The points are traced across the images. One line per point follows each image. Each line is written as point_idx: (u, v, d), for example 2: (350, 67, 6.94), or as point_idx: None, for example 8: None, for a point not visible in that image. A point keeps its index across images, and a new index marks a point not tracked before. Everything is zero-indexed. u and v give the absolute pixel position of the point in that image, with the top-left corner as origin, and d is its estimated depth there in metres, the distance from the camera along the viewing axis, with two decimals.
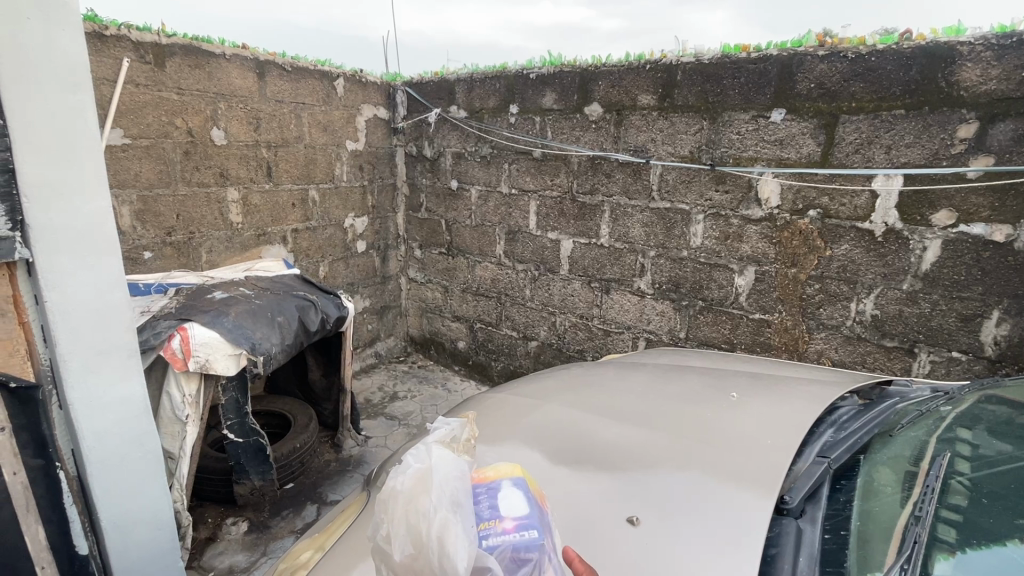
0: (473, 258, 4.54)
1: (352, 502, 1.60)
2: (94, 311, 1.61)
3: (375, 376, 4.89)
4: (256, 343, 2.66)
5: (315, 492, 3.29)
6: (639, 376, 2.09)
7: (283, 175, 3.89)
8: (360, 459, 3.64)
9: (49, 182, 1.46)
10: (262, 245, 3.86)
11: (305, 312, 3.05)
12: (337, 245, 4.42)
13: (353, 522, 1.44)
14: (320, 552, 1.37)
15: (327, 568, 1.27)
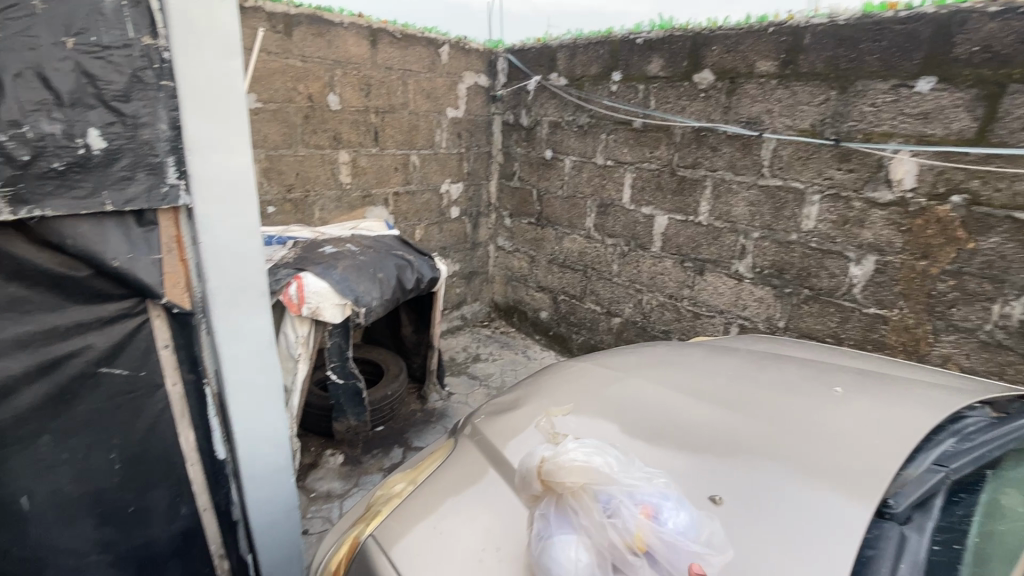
0: (562, 230, 4.52)
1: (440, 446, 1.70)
2: (239, 257, 1.60)
3: (460, 337, 5.12)
4: (359, 296, 2.90)
5: (401, 436, 3.57)
6: (730, 361, 1.99)
7: (388, 139, 4.10)
8: (442, 412, 3.88)
9: (205, 138, 1.44)
10: (366, 205, 4.13)
11: (402, 271, 3.25)
12: (432, 209, 4.61)
13: (444, 462, 1.51)
14: (413, 485, 1.45)
15: (419, 498, 1.34)
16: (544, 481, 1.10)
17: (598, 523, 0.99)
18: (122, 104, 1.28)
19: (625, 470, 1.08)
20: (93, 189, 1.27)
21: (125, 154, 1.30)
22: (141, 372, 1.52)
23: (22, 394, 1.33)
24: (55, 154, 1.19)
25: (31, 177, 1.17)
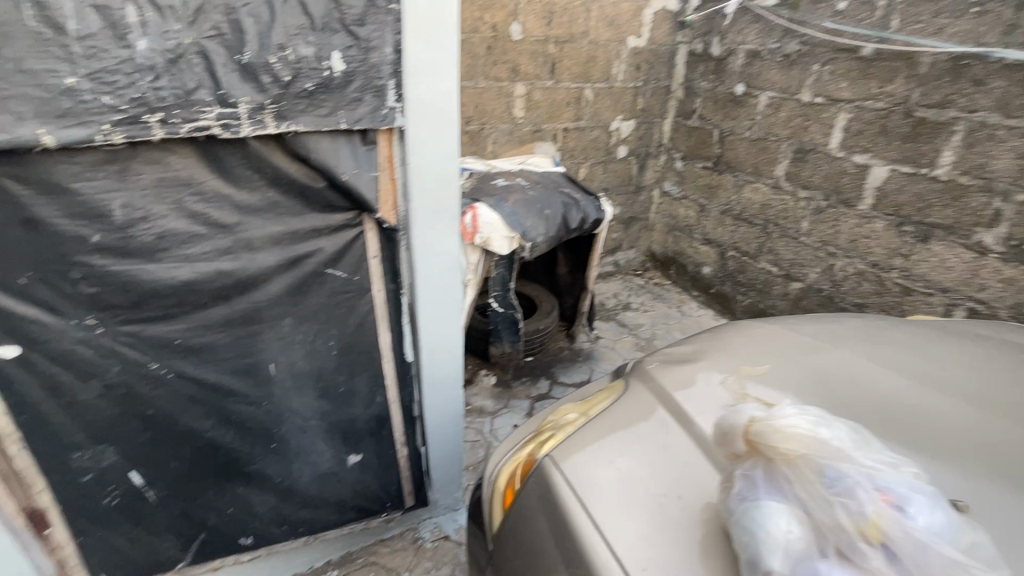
0: (743, 177, 4.04)
1: (609, 386, 1.61)
2: (438, 179, 1.69)
3: (612, 283, 5.03)
4: (526, 231, 2.97)
5: (549, 370, 3.71)
6: (978, 352, 1.59)
7: (564, 72, 3.98)
8: (590, 354, 3.92)
9: (420, 62, 1.50)
10: (536, 141, 4.12)
11: (568, 209, 3.23)
12: (600, 148, 4.44)
13: (617, 401, 1.43)
14: (585, 417, 1.39)
15: (596, 432, 1.28)
16: (749, 442, 0.96)
17: (823, 502, 0.83)
18: (359, 29, 1.36)
19: (862, 449, 0.89)
20: (332, 110, 1.41)
21: (357, 76, 1.41)
22: (355, 276, 1.73)
23: (274, 281, 1.61)
24: (307, 76, 1.34)
25: (290, 96, 1.35)
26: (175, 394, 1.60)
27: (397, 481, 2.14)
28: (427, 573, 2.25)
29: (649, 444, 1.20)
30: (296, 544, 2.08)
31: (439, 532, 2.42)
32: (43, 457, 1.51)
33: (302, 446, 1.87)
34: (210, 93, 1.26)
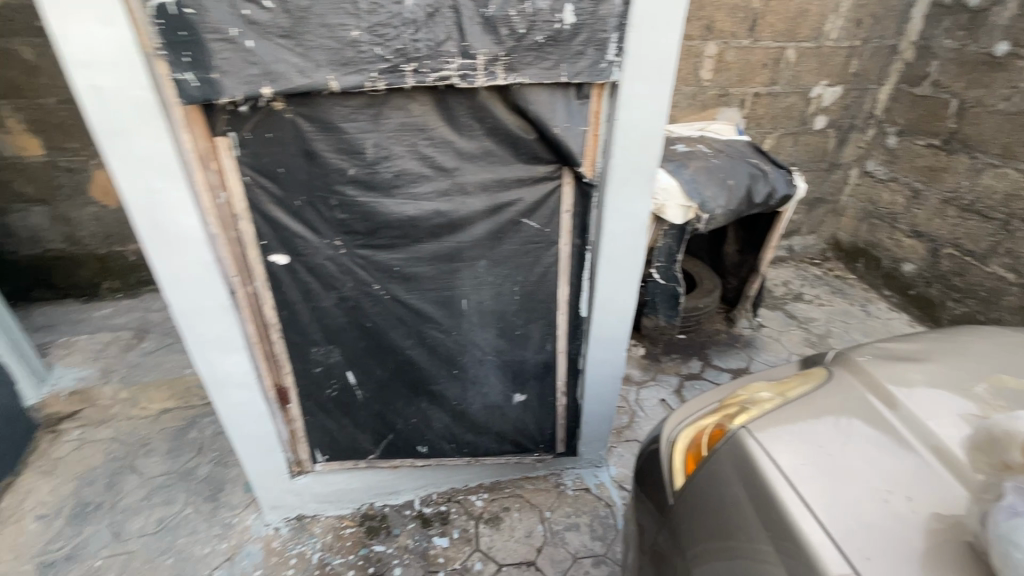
0: (984, 160, 3.32)
1: (805, 371, 1.49)
2: (642, 137, 1.67)
3: (781, 269, 4.57)
4: (705, 201, 2.81)
5: (702, 351, 3.55)
6: None
7: (765, 29, 3.55)
8: (749, 341, 3.66)
9: (647, 14, 1.46)
10: (720, 107, 3.79)
11: (754, 182, 2.97)
12: (794, 117, 3.96)
13: (820, 389, 1.31)
14: (780, 398, 1.31)
15: (797, 415, 1.20)
16: None
17: None
18: None
19: None
20: (556, 62, 1.46)
21: (584, 29, 1.43)
22: (547, 228, 1.81)
23: (478, 224, 1.75)
24: (540, 28, 1.40)
25: (522, 48, 1.42)
26: (388, 313, 1.87)
27: (552, 426, 2.26)
28: (568, 517, 2.38)
29: (865, 441, 1.10)
30: (460, 462, 2.29)
31: (581, 483, 2.54)
32: (293, 347, 1.88)
33: (478, 378, 2.07)
34: (456, 45, 1.38)
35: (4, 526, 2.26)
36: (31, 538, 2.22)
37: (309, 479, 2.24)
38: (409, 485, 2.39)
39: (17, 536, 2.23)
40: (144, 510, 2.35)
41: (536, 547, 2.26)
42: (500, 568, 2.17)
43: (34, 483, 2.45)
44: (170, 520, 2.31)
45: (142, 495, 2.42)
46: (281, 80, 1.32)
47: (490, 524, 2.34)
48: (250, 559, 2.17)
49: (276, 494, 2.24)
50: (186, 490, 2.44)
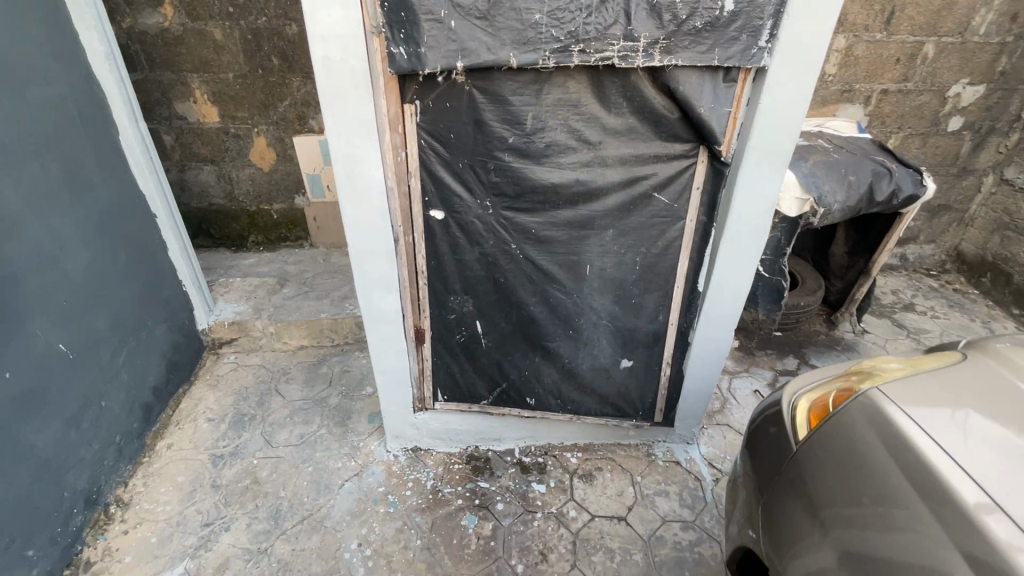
0: None
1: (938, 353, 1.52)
2: (780, 122, 1.75)
3: (892, 277, 4.34)
4: (823, 195, 2.78)
5: (799, 349, 3.50)
6: None
7: (903, 23, 3.39)
8: (851, 345, 3.56)
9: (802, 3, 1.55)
10: (842, 103, 3.66)
11: (878, 180, 2.89)
12: (924, 116, 3.75)
13: (955, 368, 1.36)
14: (911, 371, 1.38)
15: (931, 386, 1.27)
16: None
17: None
18: None
19: None
20: (710, 47, 1.58)
21: (741, 16, 1.54)
22: (676, 204, 1.94)
23: (612, 196, 1.91)
24: (700, 14, 1.53)
25: (680, 33, 1.55)
26: (520, 271, 2.08)
27: (653, 395, 2.40)
28: (658, 484, 2.52)
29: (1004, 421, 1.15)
30: (562, 418, 2.49)
31: (670, 455, 2.67)
32: (434, 294, 2.15)
33: (590, 340, 2.24)
34: (621, 28, 1.54)
35: (184, 422, 2.76)
36: (204, 435, 2.70)
37: (429, 415, 2.53)
38: (511, 434, 2.63)
39: (194, 432, 2.71)
40: (288, 426, 2.76)
41: (627, 506, 2.41)
42: (594, 518, 2.35)
43: (203, 393, 2.95)
44: (309, 436, 2.71)
45: (286, 414, 2.83)
46: (472, 56, 1.55)
47: (584, 479, 2.53)
48: (375, 477, 2.50)
49: (399, 424, 2.55)
50: (320, 414, 2.84)
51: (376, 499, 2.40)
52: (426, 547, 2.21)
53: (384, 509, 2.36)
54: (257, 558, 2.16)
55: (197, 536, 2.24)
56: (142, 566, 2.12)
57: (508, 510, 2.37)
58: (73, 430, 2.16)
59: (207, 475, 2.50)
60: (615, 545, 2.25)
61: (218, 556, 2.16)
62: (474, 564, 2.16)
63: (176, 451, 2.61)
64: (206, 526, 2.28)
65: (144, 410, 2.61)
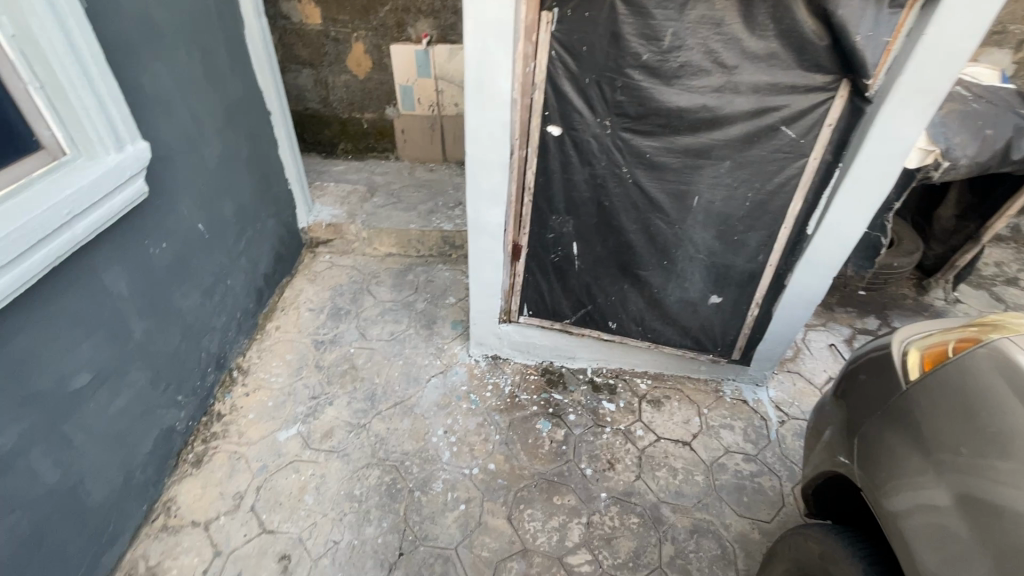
0: None
1: None
2: (941, 58, 1.63)
3: (997, 248, 4.04)
4: (951, 147, 2.53)
5: (883, 311, 3.40)
6: None
7: None
8: (940, 313, 3.41)
9: None
10: (988, 46, 3.27)
11: (1017, 137, 2.67)
12: None
13: None
14: None
15: None
16: None
17: None
18: None
19: None
20: None
21: None
22: (801, 141, 1.88)
23: (737, 126, 1.86)
24: None
25: None
26: (626, 196, 2.10)
27: (735, 333, 2.44)
28: (724, 418, 2.62)
29: None
30: (640, 344, 2.59)
31: (738, 393, 2.75)
32: (537, 211, 2.22)
33: (683, 272, 2.28)
34: None
35: (288, 309, 3.05)
36: (307, 322, 2.98)
37: (512, 328, 2.68)
38: (586, 354, 2.76)
39: (297, 318, 3.00)
40: (380, 323, 3.01)
41: (692, 433, 2.54)
42: (659, 440, 2.50)
43: (303, 285, 3.22)
44: (398, 334, 2.95)
45: (377, 312, 3.07)
46: None
47: (652, 404, 2.65)
48: (458, 377, 2.72)
49: (483, 332, 2.72)
50: (408, 316, 3.06)
51: (459, 396, 2.63)
52: (504, 441, 2.44)
53: (466, 405, 2.59)
54: (357, 430, 2.45)
55: (306, 406, 2.55)
56: (263, 423, 2.46)
57: (579, 421, 2.55)
58: (208, 301, 2.45)
59: (311, 356, 2.79)
60: (678, 465, 2.40)
61: (324, 424, 2.47)
62: (547, 463, 2.37)
63: (283, 333, 2.91)
64: (314, 398, 2.58)
65: (257, 294, 2.90)
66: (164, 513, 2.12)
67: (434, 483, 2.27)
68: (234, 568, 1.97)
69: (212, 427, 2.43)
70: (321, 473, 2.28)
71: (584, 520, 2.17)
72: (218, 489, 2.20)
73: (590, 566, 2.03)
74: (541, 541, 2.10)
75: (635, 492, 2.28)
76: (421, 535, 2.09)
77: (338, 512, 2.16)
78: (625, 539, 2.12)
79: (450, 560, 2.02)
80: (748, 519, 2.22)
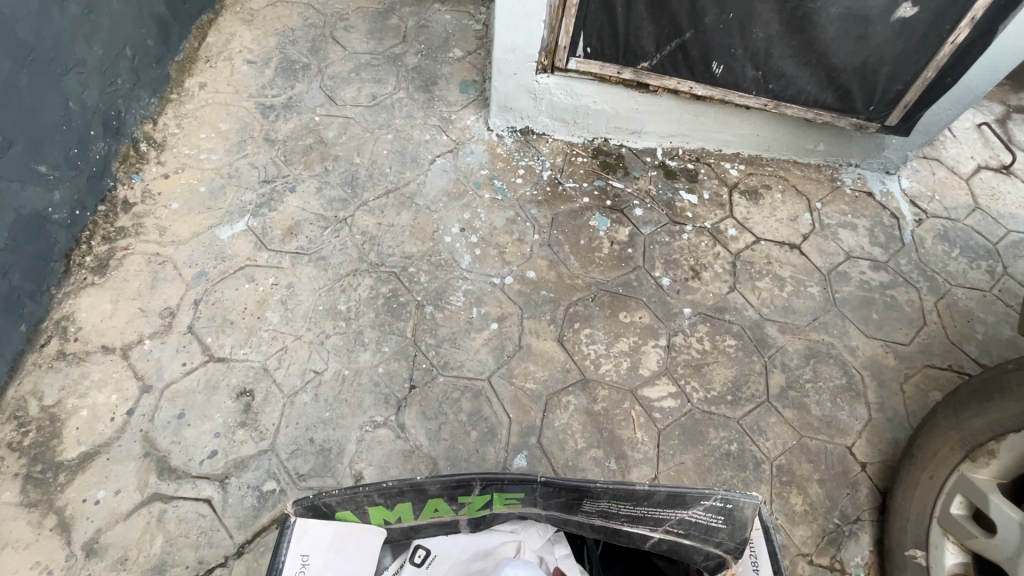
0: None
1: None
2: None
3: None
4: None
5: None
6: None
7: None
8: None
9: None
10: None
11: None
12: None
13: None
14: None
15: None
16: None
17: None
18: None
19: None
20: None
21: None
22: None
23: None
24: None
25: None
26: None
27: (906, 79, 1.58)
28: (844, 216, 1.90)
29: None
30: (748, 103, 1.72)
31: (861, 184, 1.99)
32: None
33: None
34: None
35: (216, 60, 2.03)
36: (246, 79, 2.01)
37: (554, 81, 1.77)
38: (659, 126, 1.89)
39: (231, 74, 2.01)
40: (356, 83, 2.05)
41: (802, 233, 1.84)
42: (759, 242, 1.80)
43: (236, 27, 2.14)
44: (384, 98, 2.01)
45: (350, 68, 2.09)
46: None
47: (746, 196, 1.90)
48: (475, 158, 1.88)
49: (511, 89, 1.82)
50: (396, 74, 2.08)
51: (478, 183, 1.83)
52: (547, 243, 1.72)
53: (490, 195, 1.80)
54: (336, 227, 1.69)
55: (257, 194, 1.74)
56: (194, 217, 1.67)
57: (648, 218, 1.81)
58: (57, 11, 1.48)
59: (257, 126, 1.89)
60: (785, 273, 1.74)
61: (286, 218, 1.70)
62: (609, 270, 1.69)
63: (212, 93, 1.95)
64: (266, 183, 1.76)
65: (160, 29, 1.86)
66: (59, 336, 1.44)
67: (452, 295, 1.60)
68: (173, 409, 1.37)
69: (117, 220, 1.63)
70: (288, 283, 1.58)
71: (662, 343, 1.57)
72: (137, 304, 1.51)
73: (675, 401, 1.48)
74: (606, 370, 1.51)
75: (730, 308, 1.65)
76: (439, 363, 1.48)
77: (318, 334, 1.50)
78: (720, 366, 1.54)
79: (483, 395, 1.44)
80: (878, 342, 1.65)
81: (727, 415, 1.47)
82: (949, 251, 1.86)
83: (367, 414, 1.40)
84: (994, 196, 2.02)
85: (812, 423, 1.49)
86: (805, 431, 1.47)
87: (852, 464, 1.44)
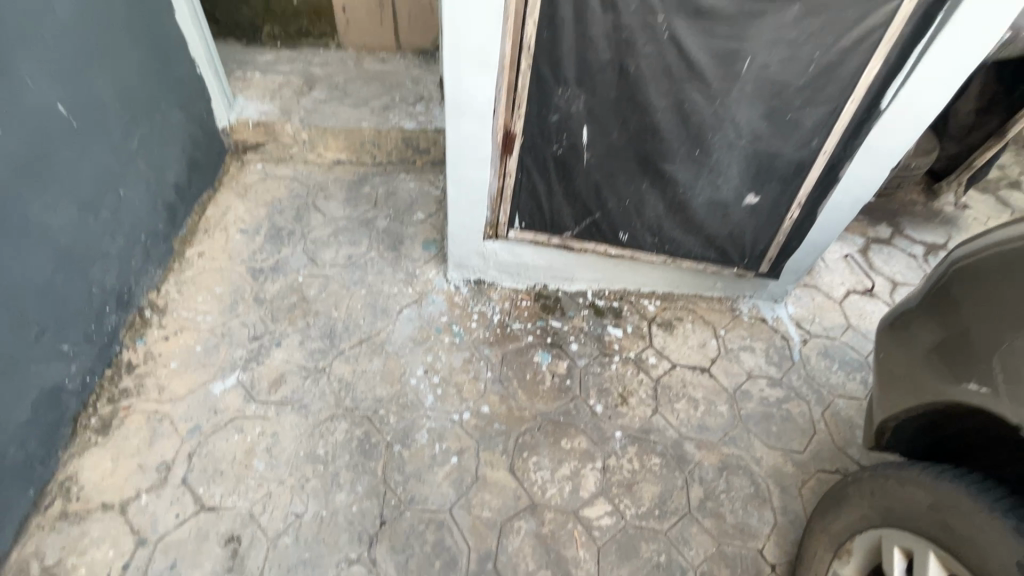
0: None
1: None
2: None
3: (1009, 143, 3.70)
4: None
5: (896, 217, 3.04)
6: None
7: None
8: (953, 218, 3.08)
9: None
10: None
11: None
12: None
13: None
14: None
15: None
16: None
17: None
18: None
19: None
20: None
21: None
22: None
23: None
24: None
25: None
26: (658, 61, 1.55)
27: (766, 241, 2.07)
28: (743, 339, 2.31)
29: None
30: (653, 258, 2.17)
31: (756, 311, 2.42)
32: (535, 85, 1.66)
33: (719, 165, 1.82)
34: None
35: (214, 231, 2.41)
36: (239, 245, 2.37)
37: (499, 246, 2.19)
38: (588, 274, 2.32)
39: (227, 242, 2.37)
40: (334, 245, 2.43)
41: (710, 358, 2.22)
42: (675, 367, 2.16)
43: (232, 201, 2.55)
44: (358, 257, 2.40)
45: (329, 232, 2.48)
46: None
47: (663, 327, 2.29)
48: (436, 306, 2.24)
49: (465, 252, 2.23)
50: (368, 235, 2.49)
51: (439, 328, 2.17)
52: (498, 379, 2.04)
53: (449, 339, 2.13)
54: (315, 376, 1.97)
55: (247, 349, 2.02)
56: (190, 374, 1.93)
57: (583, 351, 2.16)
58: (92, 218, 1.82)
59: (248, 288, 2.22)
60: (698, 394, 2.09)
61: (271, 370, 1.97)
62: (551, 401, 1.99)
63: (209, 260, 2.29)
64: (256, 339, 2.06)
65: (169, 213, 2.23)
66: (63, 497, 1.62)
67: (417, 433, 1.86)
68: (165, 560, 1.54)
69: (122, 381, 1.88)
70: (272, 432, 1.81)
71: (598, 465, 1.84)
72: (136, 460, 1.71)
73: (611, 518, 1.73)
74: (552, 494, 1.76)
75: (653, 429, 1.96)
76: (406, 498, 1.71)
77: (299, 478, 1.72)
78: (647, 484, 1.82)
79: (445, 525, 1.66)
80: (779, 451, 1.97)
81: (656, 528, 1.72)
82: (830, 366, 2.26)
83: (342, 552, 1.59)
84: (862, 316, 2.49)
85: (728, 530, 1.75)
86: (722, 538, 1.73)
87: (763, 566, 1.69)
